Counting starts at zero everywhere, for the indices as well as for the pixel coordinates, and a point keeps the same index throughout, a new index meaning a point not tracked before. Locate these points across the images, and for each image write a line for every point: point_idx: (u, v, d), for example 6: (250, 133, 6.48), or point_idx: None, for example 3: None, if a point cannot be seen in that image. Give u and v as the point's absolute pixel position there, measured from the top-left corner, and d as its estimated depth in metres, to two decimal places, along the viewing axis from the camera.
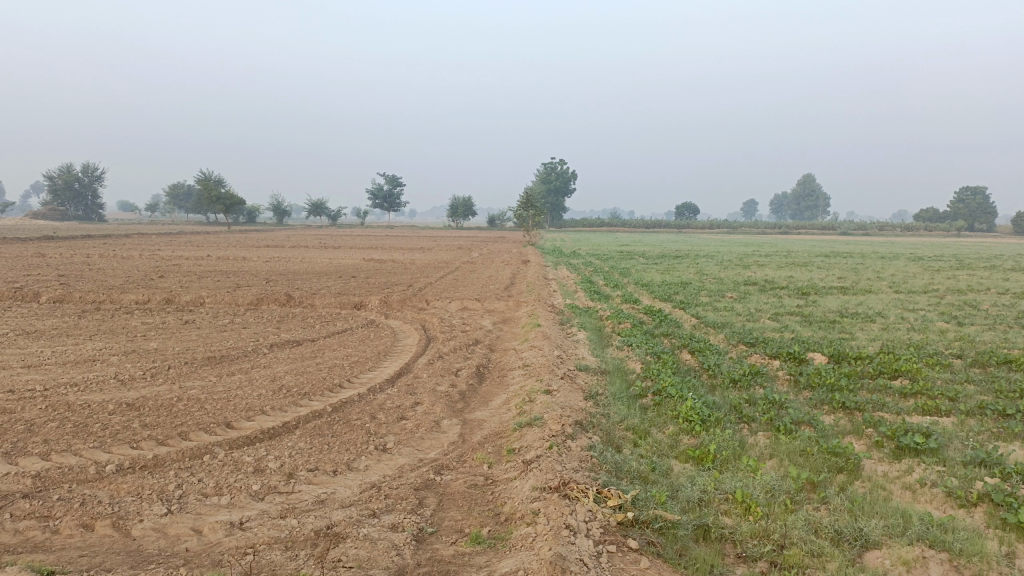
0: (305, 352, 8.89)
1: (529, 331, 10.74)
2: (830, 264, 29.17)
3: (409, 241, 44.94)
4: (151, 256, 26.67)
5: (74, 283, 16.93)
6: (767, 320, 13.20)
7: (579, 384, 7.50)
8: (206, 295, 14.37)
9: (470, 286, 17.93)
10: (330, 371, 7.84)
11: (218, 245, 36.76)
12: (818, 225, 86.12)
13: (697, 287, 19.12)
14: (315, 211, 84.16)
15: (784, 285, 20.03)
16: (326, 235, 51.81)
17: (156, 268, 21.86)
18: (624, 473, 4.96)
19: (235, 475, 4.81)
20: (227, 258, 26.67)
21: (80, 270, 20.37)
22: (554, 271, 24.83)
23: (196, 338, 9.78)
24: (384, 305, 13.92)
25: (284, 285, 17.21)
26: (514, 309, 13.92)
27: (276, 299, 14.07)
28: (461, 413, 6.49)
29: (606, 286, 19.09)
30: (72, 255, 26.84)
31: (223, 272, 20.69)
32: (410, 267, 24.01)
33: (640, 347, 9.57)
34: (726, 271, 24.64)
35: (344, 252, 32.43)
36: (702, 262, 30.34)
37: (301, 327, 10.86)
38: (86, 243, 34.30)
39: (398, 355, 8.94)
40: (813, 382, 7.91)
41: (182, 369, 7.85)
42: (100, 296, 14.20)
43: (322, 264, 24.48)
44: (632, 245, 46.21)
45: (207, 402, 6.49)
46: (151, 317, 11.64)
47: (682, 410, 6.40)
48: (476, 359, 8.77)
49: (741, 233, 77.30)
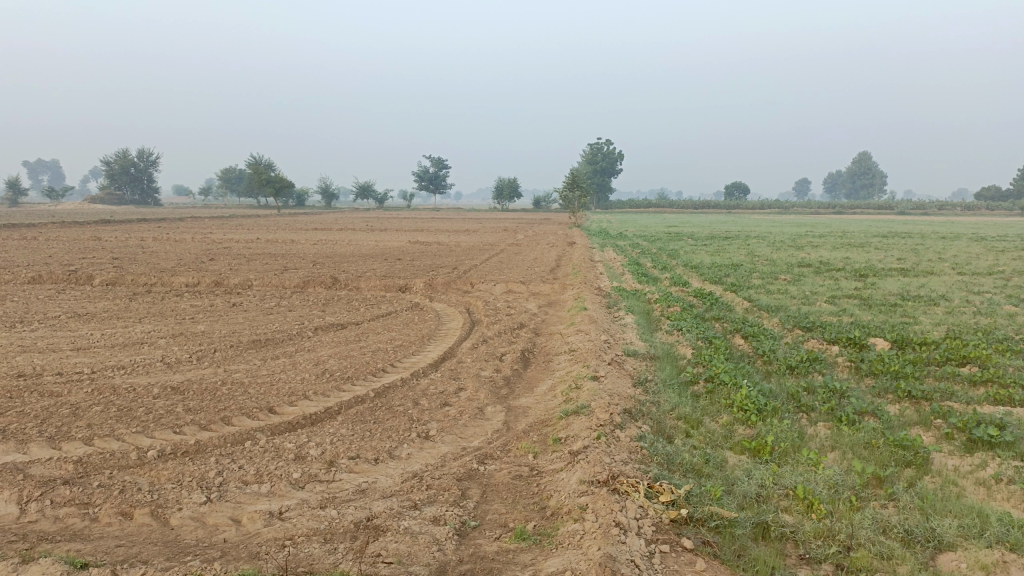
0: (350, 335, 8.81)
1: (576, 314, 10.51)
2: (887, 245, 28.13)
3: (455, 223, 44.99)
4: (202, 239, 27.08)
5: (127, 265, 17.26)
6: (824, 303, 12.72)
7: (628, 370, 7.25)
8: (253, 278, 14.48)
9: (516, 269, 17.74)
10: (374, 355, 7.74)
11: (268, 227, 37.32)
12: (874, 204, 83.49)
13: (749, 269, 18.61)
14: (362, 194, 84.82)
15: (839, 267, 19.37)
16: (373, 217, 52.15)
17: (207, 250, 22.20)
18: (677, 466, 4.71)
19: (276, 462, 4.72)
20: (276, 241, 26.95)
21: (134, 253, 20.78)
22: (601, 253, 24.49)
23: (241, 321, 9.81)
24: (429, 288, 13.84)
25: (331, 267, 17.28)
26: (560, 292, 13.69)
27: (322, 281, 14.09)
28: (505, 399, 6.32)
29: (655, 269, 18.70)
30: (128, 237, 27.47)
31: (271, 254, 20.91)
32: (455, 249, 23.91)
33: (690, 332, 9.27)
34: (778, 253, 23.99)
35: (390, 234, 32.52)
36: (752, 243, 29.59)
37: (346, 310, 10.81)
38: (141, 227, 35.09)
39: (442, 338, 8.80)
40: (875, 370, 7.52)
41: (227, 352, 7.84)
42: (151, 279, 14.41)
43: (369, 246, 24.58)
44: (681, 226, 45.37)
45: (250, 386, 6.43)
46: (200, 300, 11.74)
47: (736, 398, 6.12)
48: (522, 343, 8.59)
49: (793, 213, 75.44)
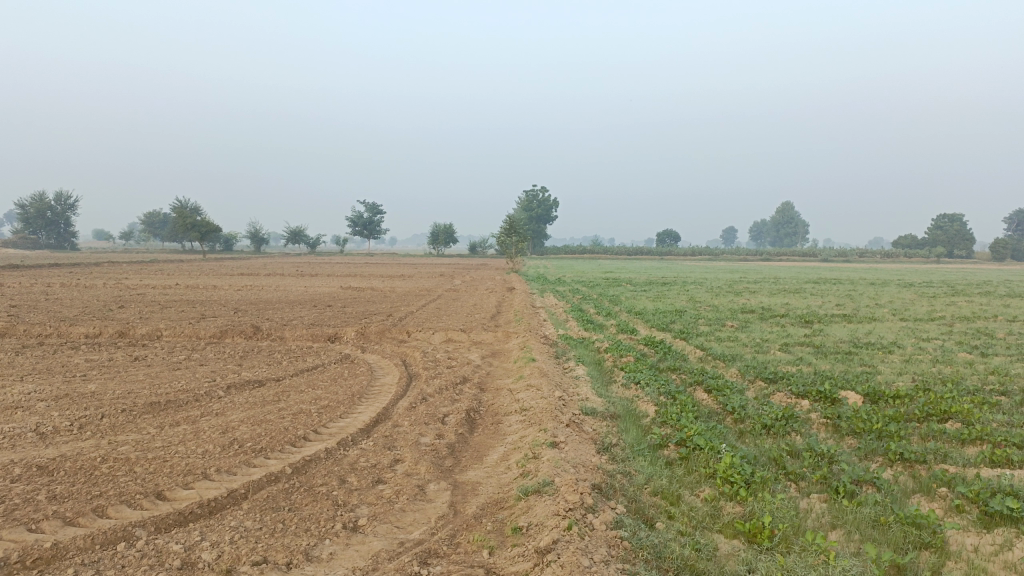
0: (268, 395, 7.67)
1: (523, 366, 9.61)
2: (823, 291, 28.28)
3: (388, 268, 43.90)
4: (115, 285, 25.17)
5: (24, 314, 15.58)
6: (778, 352, 12.16)
7: (589, 433, 6.37)
8: (165, 327, 13.10)
9: (455, 316, 16.79)
10: (294, 420, 6.64)
11: (190, 272, 35.49)
12: (800, 251, 86.01)
13: (694, 315, 18.15)
14: (294, 239, 82.66)
15: (783, 313, 19.09)
16: (304, 262, 50.51)
17: (119, 297, 20.53)
18: (667, 563, 3.82)
19: (155, 574, 3.60)
20: (197, 287, 25.33)
21: (35, 300, 18.98)
22: (541, 298, 23.84)
23: (143, 379, 8.54)
24: (361, 338, 12.77)
25: (254, 315, 16.00)
26: (504, 341, 12.78)
27: (242, 331, 12.84)
28: (450, 473, 5.34)
29: (599, 315, 18.05)
30: (33, 283, 25.35)
31: (191, 301, 19.41)
32: (389, 295, 22.81)
33: (650, 385, 8.47)
34: (719, 299, 23.67)
35: (321, 280, 31.21)
36: (691, 288, 29.38)
37: (267, 364, 9.63)
38: (51, 272, 32.80)
39: (375, 397, 7.75)
40: (856, 428, 6.82)
41: (119, 418, 6.62)
42: (47, 329, 12.89)
43: (299, 293, 23.30)
44: (617, 272, 45.15)
45: (137, 464, 5.27)
46: (98, 353, 10.37)
47: (718, 466, 5.28)
48: (466, 402, 7.61)
49: (723, 259, 77.09)
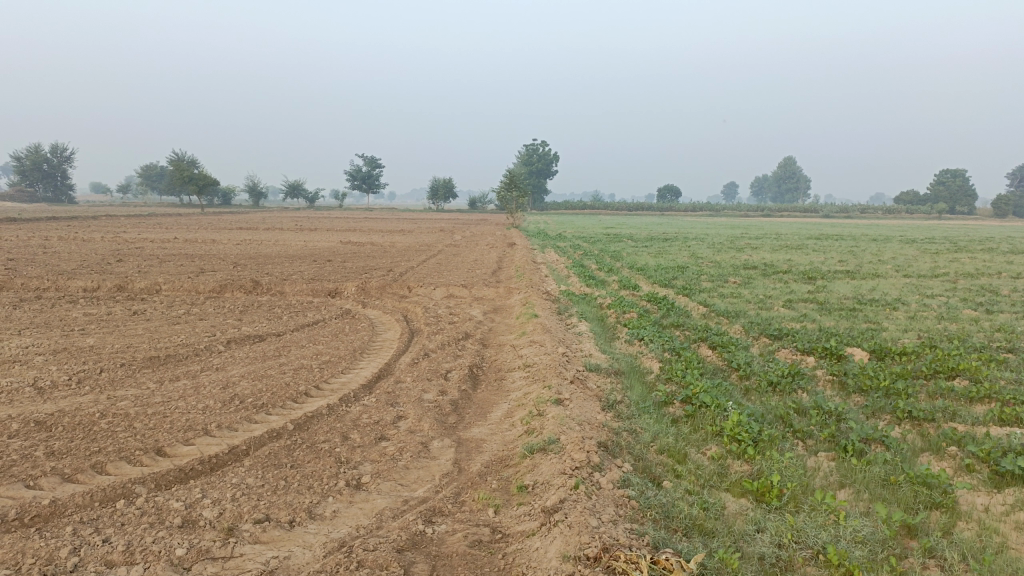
0: (269, 350, 7.59)
1: (526, 322, 9.52)
2: (825, 247, 28.10)
3: (388, 223, 43.61)
4: (113, 239, 24.97)
5: (21, 267, 15.45)
6: (782, 308, 12.07)
7: (593, 390, 6.29)
8: (164, 281, 12.97)
9: (456, 271, 16.67)
10: (295, 375, 6.56)
11: (188, 226, 35.24)
12: (801, 207, 85.52)
13: (697, 271, 18.03)
14: (292, 193, 82.05)
15: (786, 269, 18.97)
16: (303, 216, 50.18)
17: (117, 251, 20.36)
18: (676, 523, 3.76)
19: (156, 533, 3.54)
20: (195, 241, 25.14)
21: (32, 254, 18.82)
22: (542, 254, 23.67)
23: (142, 333, 8.45)
24: (361, 293, 12.65)
25: (253, 270, 15.86)
26: (506, 297, 12.67)
27: (241, 286, 12.72)
28: (453, 430, 5.27)
29: (601, 270, 17.93)
30: (30, 237, 25.13)
31: (189, 256, 19.23)
32: (389, 250, 22.64)
33: (654, 341, 8.39)
34: (721, 255, 23.50)
35: (320, 235, 30.99)
36: (692, 244, 29.18)
37: (267, 319, 9.53)
38: (49, 225, 32.59)
39: (377, 353, 7.67)
40: (862, 386, 6.75)
41: (118, 373, 6.54)
42: (44, 283, 12.77)
43: (299, 247, 23.13)
44: (618, 227, 44.90)
45: (137, 420, 5.20)
46: (97, 308, 10.27)
47: (725, 424, 5.21)
48: (468, 358, 7.53)
49: (725, 215, 76.71)
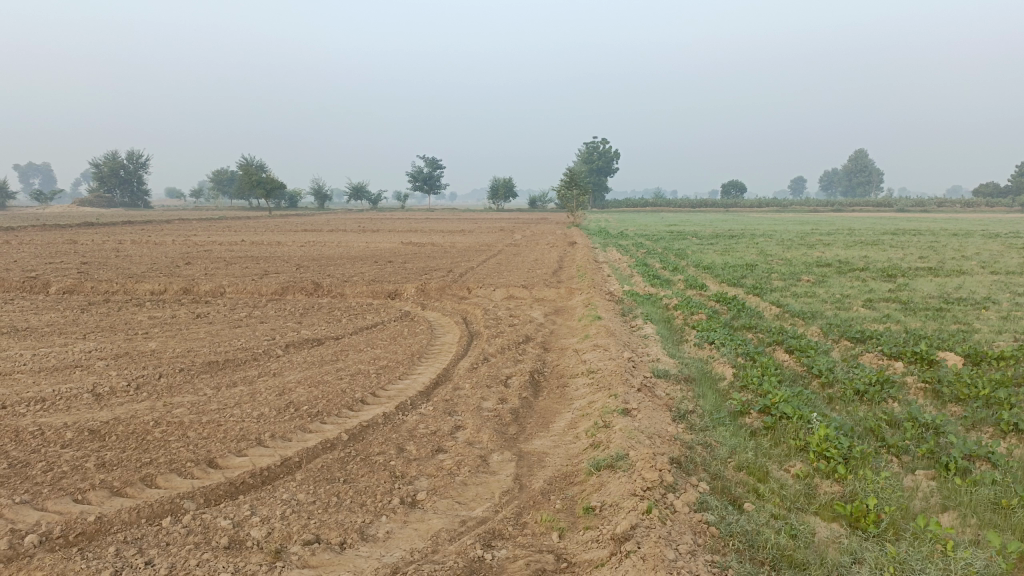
0: (326, 355, 7.44)
1: (589, 324, 9.15)
2: (902, 243, 26.80)
3: (449, 223, 43.73)
4: (183, 242, 25.54)
5: (94, 271, 15.86)
6: (861, 308, 11.38)
7: (663, 398, 5.92)
8: (228, 284, 13.07)
9: (517, 271, 16.40)
10: (352, 381, 6.38)
11: (254, 228, 35.95)
12: (873, 202, 82.41)
13: (766, 269, 17.33)
14: (355, 195, 83.29)
15: (861, 266, 18.06)
16: (367, 218, 50.77)
17: (186, 254, 20.81)
18: (760, 552, 3.37)
19: (200, 554, 3.33)
20: (260, 243, 25.56)
21: (105, 257, 19.37)
22: (604, 252, 23.22)
23: (203, 337, 8.42)
24: (421, 294, 12.50)
25: (316, 271, 15.91)
26: (568, 298, 12.32)
27: (302, 288, 12.71)
28: (514, 441, 4.98)
29: (665, 270, 17.40)
30: (105, 241, 25.98)
31: (254, 258, 19.50)
32: (449, 250, 22.50)
33: (726, 345, 7.94)
34: (791, 252, 22.61)
35: (382, 235, 31.20)
36: (760, 241, 28.23)
37: (326, 322, 9.41)
38: (124, 230, 33.73)
39: (436, 357, 7.44)
40: (959, 394, 6.18)
41: (175, 379, 6.48)
42: (114, 286, 13.01)
43: (361, 248, 23.26)
44: (681, 225, 43.97)
45: (190, 429, 5.08)
46: (161, 311, 10.35)
47: (811, 439, 4.78)
48: (530, 363, 7.22)
49: (792, 210, 74.54)
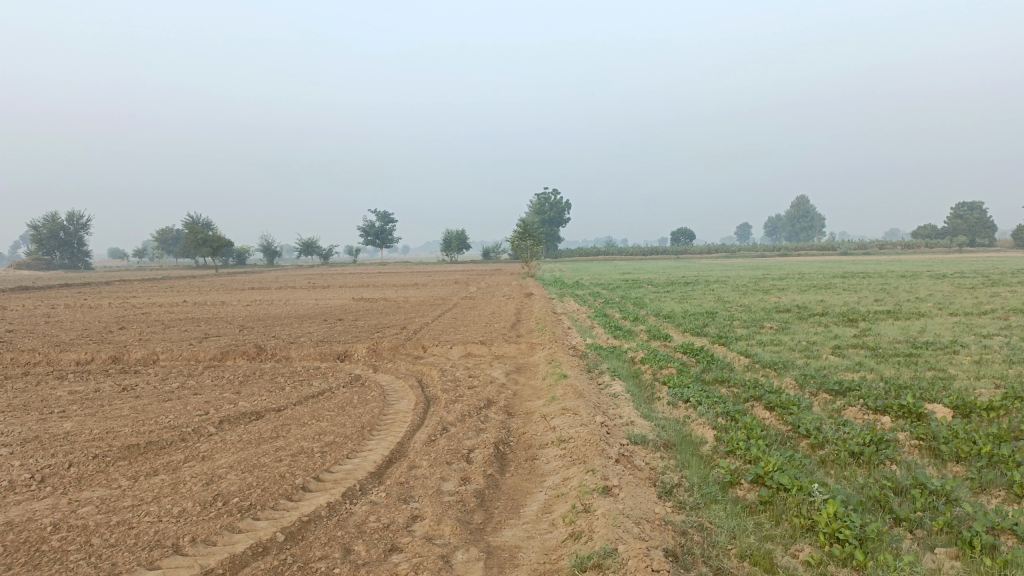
0: (265, 432, 6.65)
1: (554, 384, 8.54)
2: (855, 286, 27.00)
3: (400, 277, 42.99)
4: (121, 305, 24.30)
5: (17, 339, 14.67)
6: (831, 356, 11.02)
7: (644, 470, 5.31)
8: (163, 351, 12.10)
9: (473, 326, 15.74)
10: (293, 463, 5.63)
11: (197, 288, 34.64)
12: (818, 246, 84.34)
13: (727, 317, 17.01)
14: (305, 251, 82.00)
15: (820, 311, 17.90)
16: (318, 274, 49.68)
17: (121, 318, 19.62)
18: None
19: None
20: (203, 304, 24.43)
21: (33, 324, 18.10)
22: (560, 304, 22.75)
23: (127, 414, 7.54)
24: (373, 355, 11.75)
25: (260, 333, 14.99)
26: (529, 355, 11.71)
27: (244, 352, 11.85)
28: (482, 534, 4.30)
29: (626, 320, 16.93)
30: (36, 306, 24.52)
31: (195, 320, 18.45)
32: (402, 306, 21.77)
33: (702, 402, 7.41)
34: (747, 298, 22.46)
35: (332, 292, 30.24)
36: (714, 288, 28.14)
37: (267, 391, 8.59)
38: (59, 293, 32.20)
39: (389, 429, 6.72)
40: (958, 453, 5.71)
41: (88, 467, 5.62)
42: (36, 356, 11.94)
43: (309, 306, 22.36)
44: (636, 273, 44.04)
45: (96, 535, 4.26)
46: (84, 384, 9.38)
47: (818, 517, 4.22)
48: (493, 432, 6.57)
49: (740, 256, 75.93)
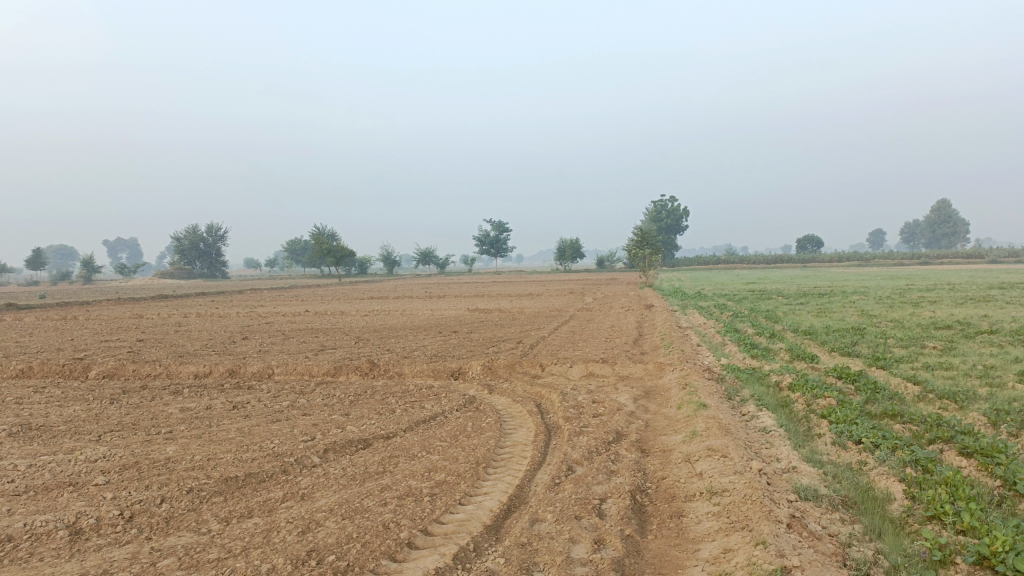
0: (372, 465, 5.97)
1: (693, 415, 7.48)
2: (1022, 299, 23.96)
3: (516, 287, 42.48)
4: (247, 314, 24.92)
5: (145, 350, 14.95)
6: (1020, 385, 9.31)
7: (827, 542, 4.21)
8: (277, 365, 11.81)
9: (593, 341, 14.72)
10: (399, 509, 4.89)
11: (320, 297, 35.38)
12: (964, 252, 77.62)
13: (877, 333, 15.21)
14: (423, 261, 83.45)
15: (988, 328, 15.73)
16: (435, 283, 50.19)
17: (244, 327, 19.89)
18: None
19: None
20: (323, 313, 24.61)
21: (164, 334, 18.60)
22: (685, 316, 21.36)
23: (232, 438, 7.09)
24: (488, 374, 11.02)
25: (374, 346, 14.60)
26: (657, 376, 10.62)
27: (356, 367, 11.41)
28: None
29: (761, 336, 15.45)
30: (170, 314, 25.52)
31: (314, 331, 18.41)
32: (518, 317, 21.06)
33: (877, 445, 6.15)
34: (896, 312, 20.27)
35: (448, 302, 29.90)
36: (855, 300, 25.80)
37: (377, 414, 7.99)
38: (193, 302, 33.71)
39: (507, 467, 5.89)
40: None
41: (180, 505, 5.11)
42: (157, 369, 11.95)
43: (425, 317, 22.03)
44: (760, 283, 41.63)
45: None
46: (195, 401, 9.11)
47: None
48: (627, 476, 5.62)
49: (874, 264, 70.75)
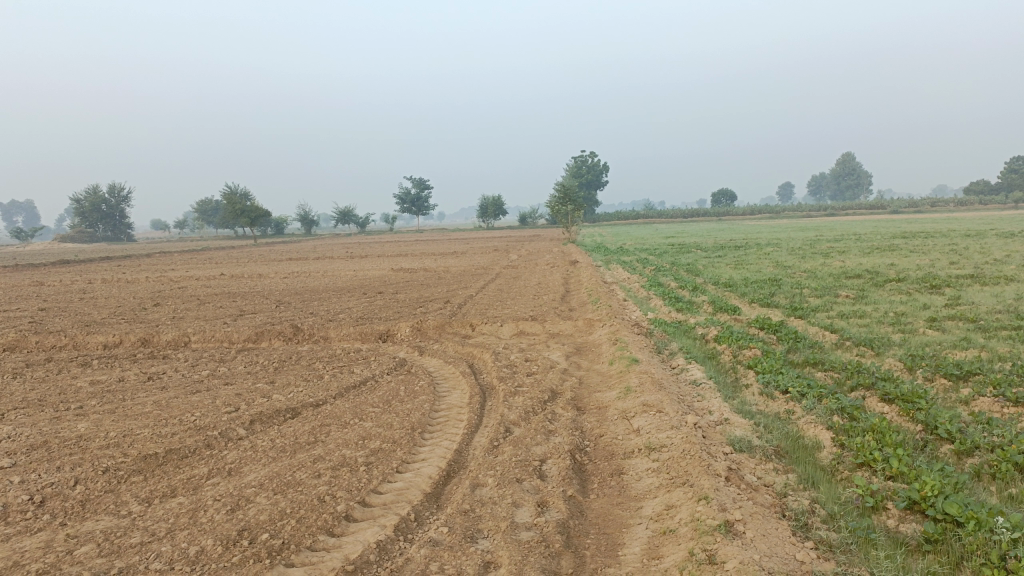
0: (302, 435, 5.75)
1: (625, 370, 7.52)
2: (923, 247, 25.22)
3: (439, 245, 42.02)
4: (159, 279, 23.79)
5: (48, 320, 14.06)
6: (929, 330, 9.77)
7: (765, 493, 4.27)
8: (194, 332, 11.28)
9: (521, 299, 14.67)
10: (334, 480, 4.72)
11: (235, 259, 34.16)
12: (867, 203, 81.16)
13: (793, 284, 15.72)
14: (343, 220, 81.62)
15: (895, 276, 16.48)
16: (356, 243, 49.13)
17: (156, 293, 18.99)
18: None
19: None
20: (240, 277, 23.73)
21: (68, 302, 17.55)
22: (609, 271, 21.58)
23: (149, 411, 6.72)
24: (417, 335, 10.83)
25: (297, 309, 14.15)
26: (586, 333, 10.67)
27: (279, 333, 11.03)
28: None
29: (684, 289, 15.74)
30: (74, 281, 24.14)
31: (232, 295, 17.72)
32: (443, 276, 20.82)
33: (804, 394, 6.32)
34: (809, 263, 21.01)
35: (371, 261, 29.30)
36: (770, 252, 26.63)
37: (304, 381, 7.72)
38: (99, 267, 31.95)
39: (443, 432, 5.77)
40: None
41: (96, 486, 4.79)
42: (63, 340, 11.25)
43: (348, 278, 21.53)
44: (679, 237, 42.45)
45: None
46: (107, 373, 8.61)
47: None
48: (566, 435, 5.59)
49: (784, 216, 73.27)
